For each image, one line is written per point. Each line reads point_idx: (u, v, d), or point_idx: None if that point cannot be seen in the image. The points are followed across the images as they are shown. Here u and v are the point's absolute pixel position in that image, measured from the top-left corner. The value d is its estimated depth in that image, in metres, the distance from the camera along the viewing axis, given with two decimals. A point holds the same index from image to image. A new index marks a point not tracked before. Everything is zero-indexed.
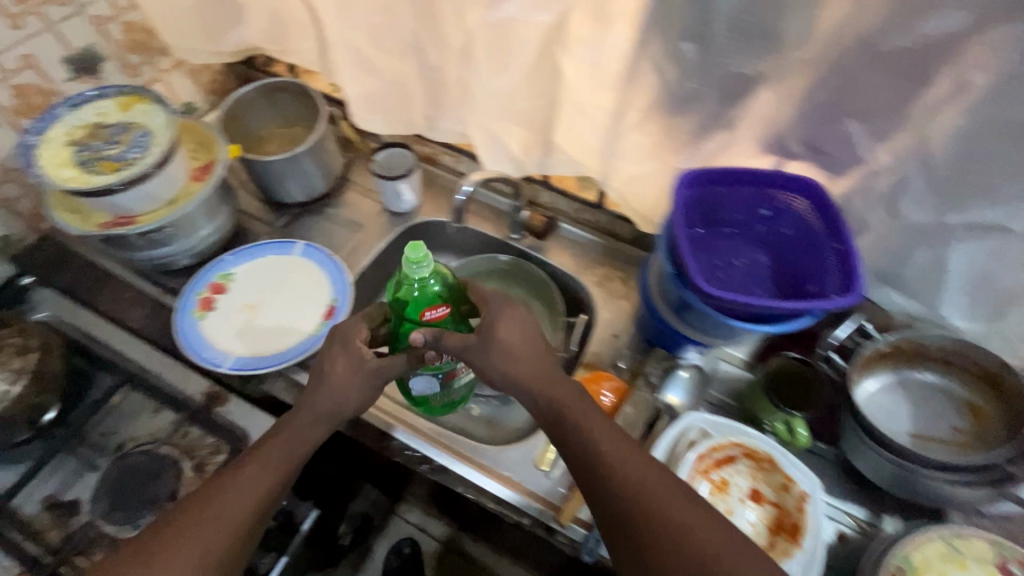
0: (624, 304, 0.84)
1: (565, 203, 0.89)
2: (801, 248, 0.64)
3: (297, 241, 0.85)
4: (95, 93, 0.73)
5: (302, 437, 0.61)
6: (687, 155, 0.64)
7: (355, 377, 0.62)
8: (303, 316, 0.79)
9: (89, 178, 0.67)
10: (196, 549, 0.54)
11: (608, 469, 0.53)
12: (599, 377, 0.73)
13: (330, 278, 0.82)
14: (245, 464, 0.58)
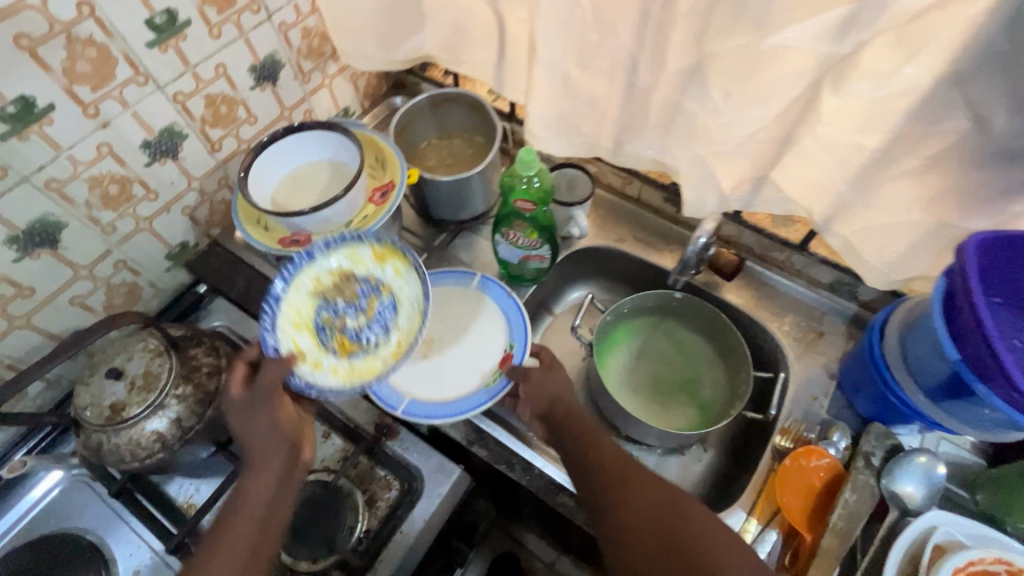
0: (818, 359, 0.75)
1: (754, 238, 0.79)
2: None
3: (475, 274, 0.78)
4: (356, 236, 0.66)
5: (270, 517, 0.58)
6: (969, 209, 0.54)
7: (274, 438, 0.59)
8: (478, 364, 0.73)
9: (320, 356, 0.64)
10: None
11: (611, 471, 0.58)
12: (812, 452, 0.65)
13: (508, 321, 0.74)
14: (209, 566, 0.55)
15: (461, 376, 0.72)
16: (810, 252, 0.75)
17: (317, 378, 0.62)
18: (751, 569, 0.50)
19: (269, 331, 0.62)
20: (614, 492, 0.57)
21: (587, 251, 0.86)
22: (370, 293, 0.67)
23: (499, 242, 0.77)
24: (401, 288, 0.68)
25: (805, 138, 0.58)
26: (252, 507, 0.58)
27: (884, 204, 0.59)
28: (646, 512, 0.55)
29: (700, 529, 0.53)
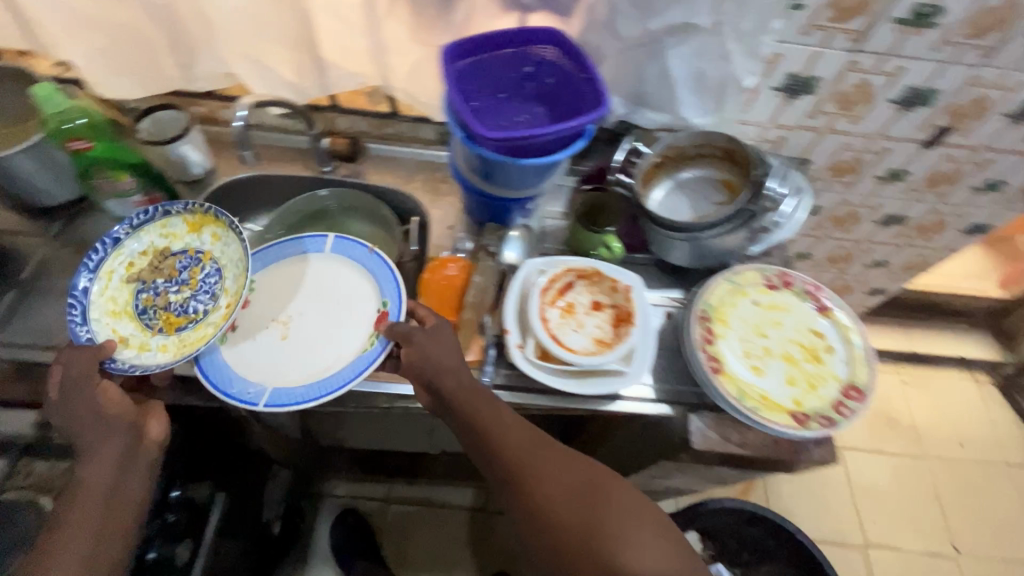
0: (450, 199, 0.91)
1: (365, 122, 0.91)
2: (563, 89, 0.72)
3: (327, 235, 0.79)
4: (161, 212, 0.74)
5: (113, 500, 0.65)
6: (444, 30, 0.69)
7: (103, 424, 0.64)
8: (353, 333, 0.73)
9: (147, 338, 0.70)
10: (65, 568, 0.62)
11: (473, 424, 0.63)
12: (444, 262, 0.79)
13: (352, 257, 0.78)
14: (64, 533, 0.63)
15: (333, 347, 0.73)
16: (404, 115, 0.89)
17: (147, 358, 0.69)
18: (620, 484, 0.62)
19: (83, 327, 0.67)
20: (501, 447, 0.62)
21: (225, 188, 0.86)
22: (189, 266, 0.74)
23: (105, 199, 0.76)
24: (222, 253, 0.74)
25: (309, 8, 0.67)
26: (95, 492, 0.64)
27: (399, 47, 0.72)
28: (549, 480, 0.61)
29: (513, 436, 0.63)
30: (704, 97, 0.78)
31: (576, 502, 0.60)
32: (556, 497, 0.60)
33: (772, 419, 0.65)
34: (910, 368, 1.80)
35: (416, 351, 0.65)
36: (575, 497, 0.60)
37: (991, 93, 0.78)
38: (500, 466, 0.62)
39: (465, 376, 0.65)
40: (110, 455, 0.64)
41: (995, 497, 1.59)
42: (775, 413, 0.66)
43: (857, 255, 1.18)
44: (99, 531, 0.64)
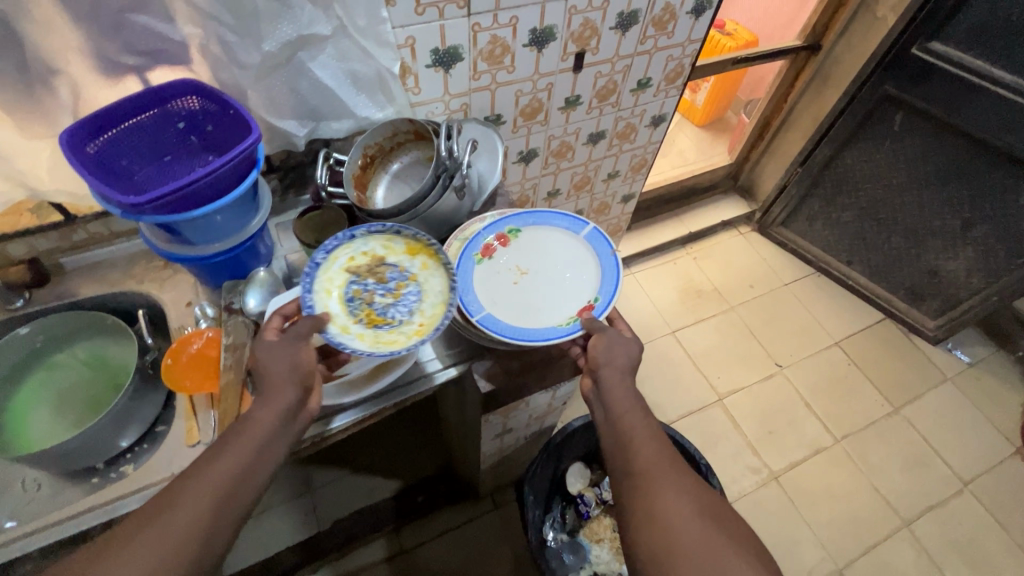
0: (180, 277, 0.85)
1: (43, 240, 0.81)
2: (224, 132, 0.73)
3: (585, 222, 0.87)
4: (384, 225, 0.74)
5: (252, 465, 0.57)
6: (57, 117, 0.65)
7: (289, 375, 0.62)
8: (551, 309, 0.79)
9: (348, 322, 0.69)
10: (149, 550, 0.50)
11: (630, 440, 0.65)
12: (180, 346, 0.75)
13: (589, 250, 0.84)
14: (172, 503, 0.53)
15: (542, 294, 0.81)
16: (85, 216, 0.81)
17: (343, 339, 0.67)
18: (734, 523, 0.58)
19: (308, 295, 0.69)
20: (635, 455, 0.63)
21: None
22: (398, 279, 0.73)
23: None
24: (425, 281, 0.74)
25: None
26: (238, 452, 0.57)
27: (20, 149, 0.66)
28: (684, 502, 0.58)
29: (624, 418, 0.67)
30: (370, 93, 0.83)
31: (688, 522, 0.56)
32: (667, 516, 0.57)
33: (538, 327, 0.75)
34: (695, 244, 2.13)
35: (602, 342, 0.71)
36: (697, 522, 0.57)
37: (594, 15, 0.94)
38: (631, 474, 0.63)
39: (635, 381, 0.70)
40: (255, 434, 0.58)
41: (788, 312, 1.96)
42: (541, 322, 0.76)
43: (593, 175, 1.36)
44: (218, 504, 0.54)
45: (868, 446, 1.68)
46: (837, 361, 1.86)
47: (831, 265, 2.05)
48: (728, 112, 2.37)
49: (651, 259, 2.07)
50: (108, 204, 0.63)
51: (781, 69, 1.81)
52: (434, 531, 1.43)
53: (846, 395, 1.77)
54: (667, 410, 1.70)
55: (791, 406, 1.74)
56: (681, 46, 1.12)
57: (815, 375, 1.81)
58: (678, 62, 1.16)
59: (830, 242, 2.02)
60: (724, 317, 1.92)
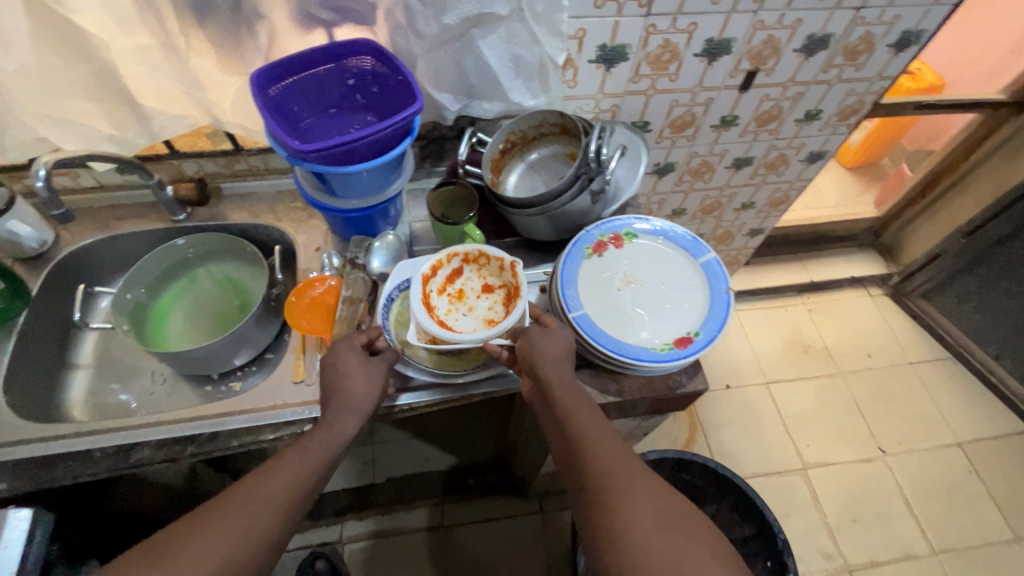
0: (314, 222, 0.91)
1: (211, 163, 0.89)
2: (389, 95, 0.75)
3: (710, 249, 0.77)
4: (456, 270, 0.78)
5: (316, 478, 0.59)
6: (252, 57, 0.69)
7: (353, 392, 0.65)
8: (651, 330, 0.71)
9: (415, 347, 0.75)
10: (229, 531, 0.52)
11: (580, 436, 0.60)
12: (310, 284, 0.80)
13: (705, 282, 0.75)
14: (253, 487, 0.56)
15: (645, 308, 0.73)
16: (250, 149, 0.88)
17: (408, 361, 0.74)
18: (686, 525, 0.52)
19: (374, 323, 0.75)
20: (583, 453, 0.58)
21: (75, 255, 0.83)
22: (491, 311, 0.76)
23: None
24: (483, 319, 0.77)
25: (105, 56, 0.66)
26: (320, 443, 0.61)
27: (215, 82, 0.72)
28: (627, 494, 0.54)
29: (598, 438, 0.59)
30: (528, 80, 0.82)
31: (626, 519, 0.52)
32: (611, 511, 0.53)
33: (630, 347, 0.69)
34: (812, 295, 1.94)
35: (526, 342, 0.67)
36: (637, 518, 0.52)
37: (779, 33, 0.86)
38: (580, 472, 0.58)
39: (567, 369, 0.65)
40: (322, 438, 0.61)
41: (906, 394, 1.74)
42: (632, 343, 0.70)
43: (725, 201, 1.27)
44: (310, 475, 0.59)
45: (971, 569, 1.45)
46: (955, 464, 1.62)
47: (973, 354, 1.78)
48: (886, 158, 2.12)
49: (759, 300, 1.92)
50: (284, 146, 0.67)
51: (969, 123, 1.57)
52: (480, 514, 1.45)
53: (958, 506, 1.55)
54: (741, 464, 1.58)
55: (885, 498, 1.55)
56: (865, 82, 0.99)
57: (923, 473, 1.60)
58: (857, 98, 1.03)
59: (979, 329, 1.75)
60: (828, 381, 1.75)
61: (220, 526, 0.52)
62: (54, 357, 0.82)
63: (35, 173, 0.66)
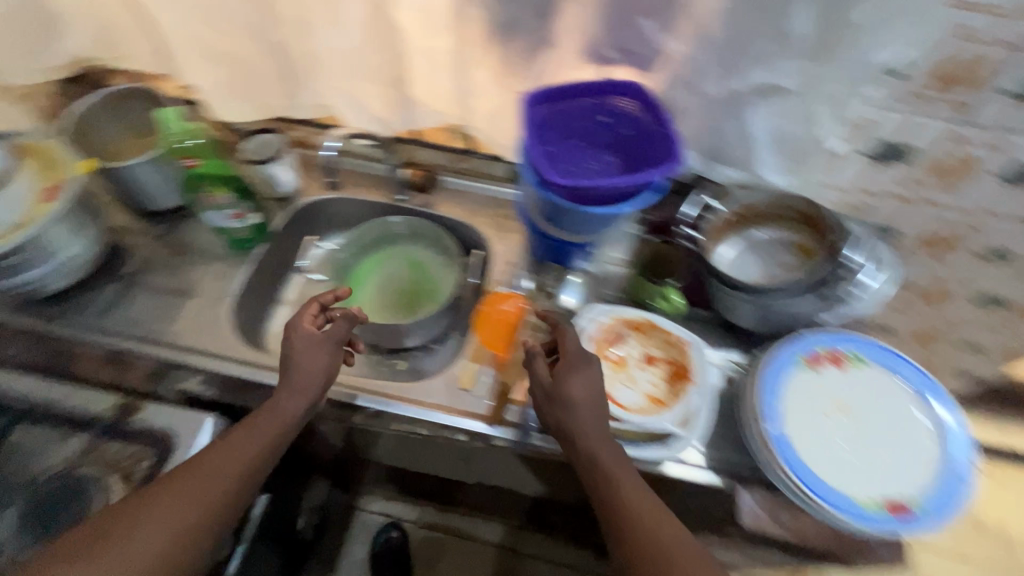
0: (513, 235, 0.92)
1: (443, 155, 0.93)
2: (638, 141, 0.73)
3: (948, 407, 0.66)
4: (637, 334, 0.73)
5: (260, 463, 0.61)
6: (528, 77, 0.71)
7: (313, 375, 0.66)
8: (858, 481, 0.62)
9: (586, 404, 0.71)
10: (172, 517, 0.54)
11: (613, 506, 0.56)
12: (500, 295, 0.80)
13: (935, 445, 0.64)
14: (195, 461, 0.59)
15: (853, 448, 0.64)
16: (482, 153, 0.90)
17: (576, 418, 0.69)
18: None
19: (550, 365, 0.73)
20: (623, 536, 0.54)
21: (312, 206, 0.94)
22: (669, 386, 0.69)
23: (203, 209, 0.81)
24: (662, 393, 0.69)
25: (405, 50, 0.72)
26: (269, 418, 0.63)
27: (484, 91, 0.75)
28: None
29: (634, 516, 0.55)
30: (787, 158, 0.75)
31: None
32: None
33: (832, 494, 0.60)
34: None
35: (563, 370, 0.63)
36: None
37: None
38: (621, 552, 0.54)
39: (584, 410, 0.61)
40: (267, 420, 0.63)
41: None
42: (835, 489, 0.61)
43: None
44: (254, 462, 0.61)
45: None
46: None
47: None
48: None
49: None
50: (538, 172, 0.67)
51: None
52: (552, 555, 1.41)
53: None
54: None
55: None
56: None
57: None
58: None
59: None
60: None
61: (172, 523, 0.54)
62: (270, 288, 0.92)
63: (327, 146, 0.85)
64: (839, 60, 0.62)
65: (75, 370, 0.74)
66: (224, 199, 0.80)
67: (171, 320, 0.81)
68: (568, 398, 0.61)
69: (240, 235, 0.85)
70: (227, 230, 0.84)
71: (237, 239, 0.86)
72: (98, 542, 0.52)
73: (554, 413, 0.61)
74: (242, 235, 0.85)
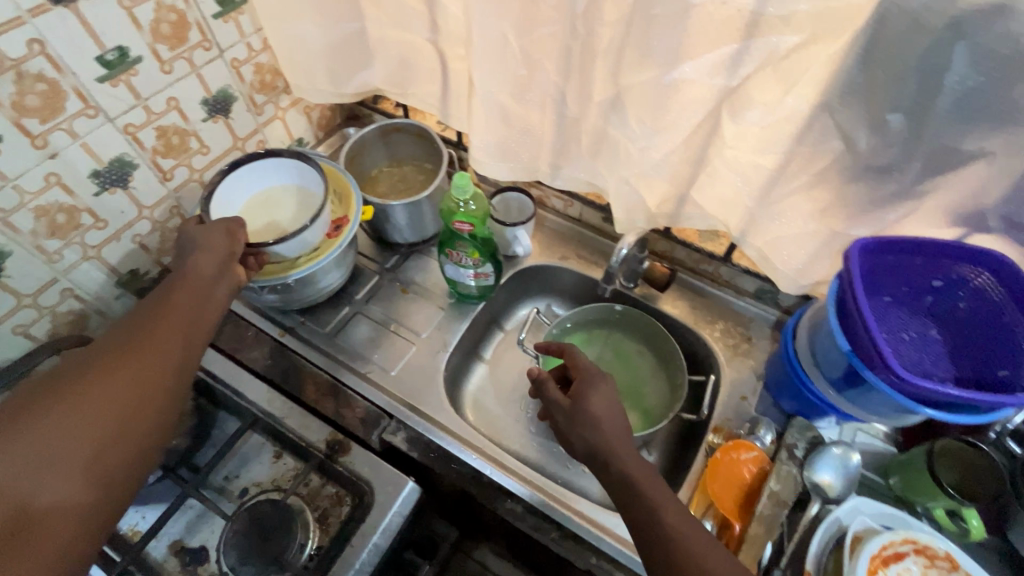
0: (747, 362, 0.81)
1: (685, 253, 0.86)
2: (981, 322, 0.59)
3: None
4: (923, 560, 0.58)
5: (187, 331, 0.58)
6: (858, 222, 0.60)
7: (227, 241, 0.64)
8: None
9: None
10: (75, 423, 0.49)
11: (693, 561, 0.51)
12: (740, 445, 0.69)
13: None
14: (116, 364, 0.53)
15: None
16: (734, 263, 0.82)
17: None
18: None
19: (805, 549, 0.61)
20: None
21: (535, 268, 0.91)
22: None
23: (445, 262, 0.79)
24: None
25: (718, 160, 0.64)
26: (193, 286, 0.60)
27: (787, 219, 0.65)
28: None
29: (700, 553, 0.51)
30: None
31: None
32: None
33: None
34: None
35: (582, 396, 0.64)
36: None
37: None
38: None
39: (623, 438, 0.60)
40: (184, 297, 0.59)
41: None
42: None
43: None
44: (177, 359, 0.56)
45: None
46: None
47: None
48: None
49: None
50: (881, 356, 0.53)
51: None
52: None
53: None
54: None
55: None
56: None
57: None
58: None
59: None
60: None
61: (74, 436, 0.48)
62: (473, 344, 0.90)
63: (617, 249, 0.78)
64: None
65: (300, 393, 0.76)
66: (467, 259, 0.76)
67: (388, 360, 0.81)
68: (591, 416, 0.61)
69: (469, 291, 0.84)
70: (458, 283, 0.83)
71: (463, 293, 0.85)
72: (46, 406, 0.48)
73: (577, 431, 0.61)
74: (470, 292, 0.84)
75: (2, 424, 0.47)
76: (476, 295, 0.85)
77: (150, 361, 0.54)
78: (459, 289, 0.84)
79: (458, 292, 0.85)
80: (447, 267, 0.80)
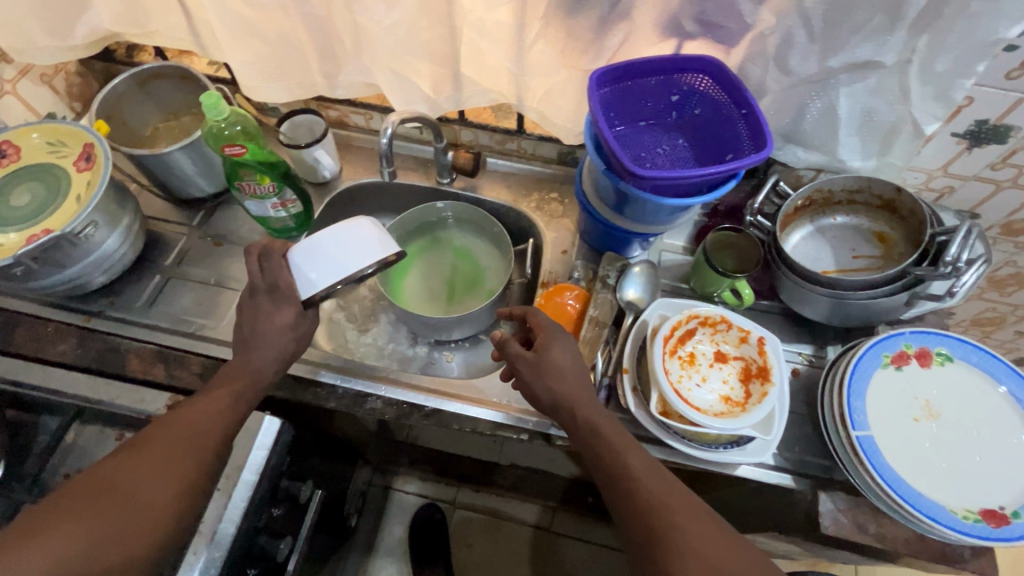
0: (562, 222, 0.88)
1: (487, 136, 0.89)
2: (713, 121, 0.67)
3: None
4: (708, 332, 0.69)
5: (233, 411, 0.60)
6: (594, 55, 0.65)
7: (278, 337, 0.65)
8: (953, 488, 0.58)
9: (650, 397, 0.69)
10: (140, 492, 0.52)
11: (641, 496, 0.53)
12: (562, 288, 0.77)
13: None
14: (172, 434, 0.56)
15: (943, 454, 0.60)
16: (529, 133, 0.87)
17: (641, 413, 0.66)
18: (666, 510, 0.52)
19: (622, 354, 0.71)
20: (647, 508, 0.52)
21: (352, 190, 0.90)
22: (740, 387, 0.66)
23: (244, 199, 0.77)
24: (732, 391, 0.66)
25: (462, 26, 0.66)
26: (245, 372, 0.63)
27: (543, 71, 0.69)
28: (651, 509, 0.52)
29: (651, 488, 0.54)
30: (868, 140, 0.69)
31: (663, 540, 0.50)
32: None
33: (924, 500, 0.57)
34: None
35: (543, 343, 0.63)
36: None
37: None
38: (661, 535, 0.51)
39: (583, 384, 0.61)
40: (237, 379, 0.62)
41: None
42: (927, 493, 0.58)
43: (1009, 320, 1.03)
44: (218, 431, 0.58)
45: None
46: None
47: None
48: None
49: None
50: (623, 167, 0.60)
51: None
52: (587, 535, 1.43)
53: None
54: None
55: None
56: None
57: None
58: None
59: None
60: None
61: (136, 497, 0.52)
62: None
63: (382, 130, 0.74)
64: (947, 30, 0.56)
65: (125, 370, 0.72)
66: (259, 186, 0.74)
67: (215, 315, 0.78)
68: (556, 365, 0.61)
69: (286, 224, 0.82)
70: (267, 218, 0.80)
71: (280, 229, 0.82)
72: (123, 473, 0.53)
73: (544, 382, 0.61)
74: (287, 224, 0.82)
75: (93, 485, 0.51)
76: (294, 228, 0.83)
77: (197, 435, 0.57)
78: (275, 225, 0.82)
79: (276, 229, 0.83)
80: (246, 202, 0.77)
